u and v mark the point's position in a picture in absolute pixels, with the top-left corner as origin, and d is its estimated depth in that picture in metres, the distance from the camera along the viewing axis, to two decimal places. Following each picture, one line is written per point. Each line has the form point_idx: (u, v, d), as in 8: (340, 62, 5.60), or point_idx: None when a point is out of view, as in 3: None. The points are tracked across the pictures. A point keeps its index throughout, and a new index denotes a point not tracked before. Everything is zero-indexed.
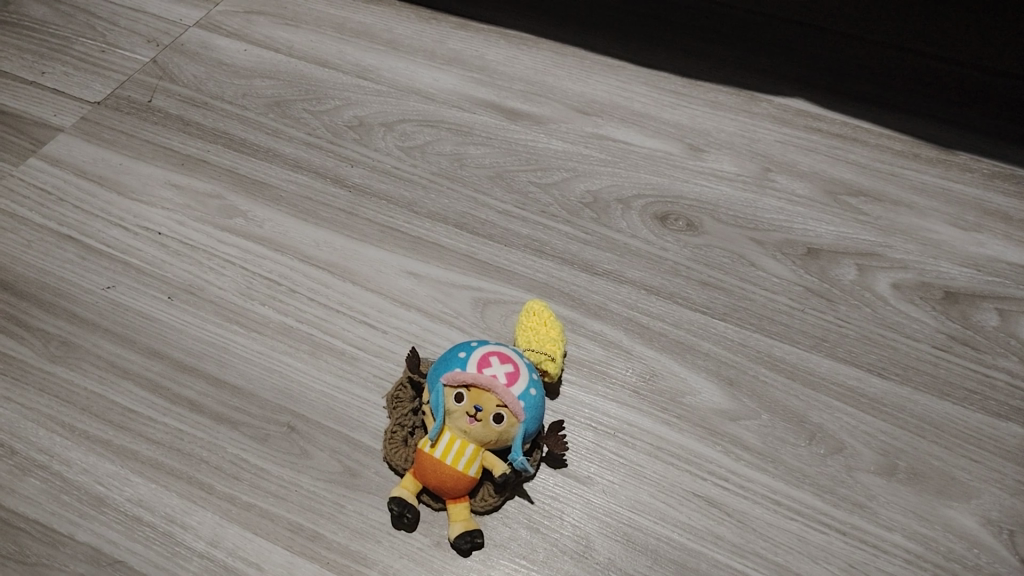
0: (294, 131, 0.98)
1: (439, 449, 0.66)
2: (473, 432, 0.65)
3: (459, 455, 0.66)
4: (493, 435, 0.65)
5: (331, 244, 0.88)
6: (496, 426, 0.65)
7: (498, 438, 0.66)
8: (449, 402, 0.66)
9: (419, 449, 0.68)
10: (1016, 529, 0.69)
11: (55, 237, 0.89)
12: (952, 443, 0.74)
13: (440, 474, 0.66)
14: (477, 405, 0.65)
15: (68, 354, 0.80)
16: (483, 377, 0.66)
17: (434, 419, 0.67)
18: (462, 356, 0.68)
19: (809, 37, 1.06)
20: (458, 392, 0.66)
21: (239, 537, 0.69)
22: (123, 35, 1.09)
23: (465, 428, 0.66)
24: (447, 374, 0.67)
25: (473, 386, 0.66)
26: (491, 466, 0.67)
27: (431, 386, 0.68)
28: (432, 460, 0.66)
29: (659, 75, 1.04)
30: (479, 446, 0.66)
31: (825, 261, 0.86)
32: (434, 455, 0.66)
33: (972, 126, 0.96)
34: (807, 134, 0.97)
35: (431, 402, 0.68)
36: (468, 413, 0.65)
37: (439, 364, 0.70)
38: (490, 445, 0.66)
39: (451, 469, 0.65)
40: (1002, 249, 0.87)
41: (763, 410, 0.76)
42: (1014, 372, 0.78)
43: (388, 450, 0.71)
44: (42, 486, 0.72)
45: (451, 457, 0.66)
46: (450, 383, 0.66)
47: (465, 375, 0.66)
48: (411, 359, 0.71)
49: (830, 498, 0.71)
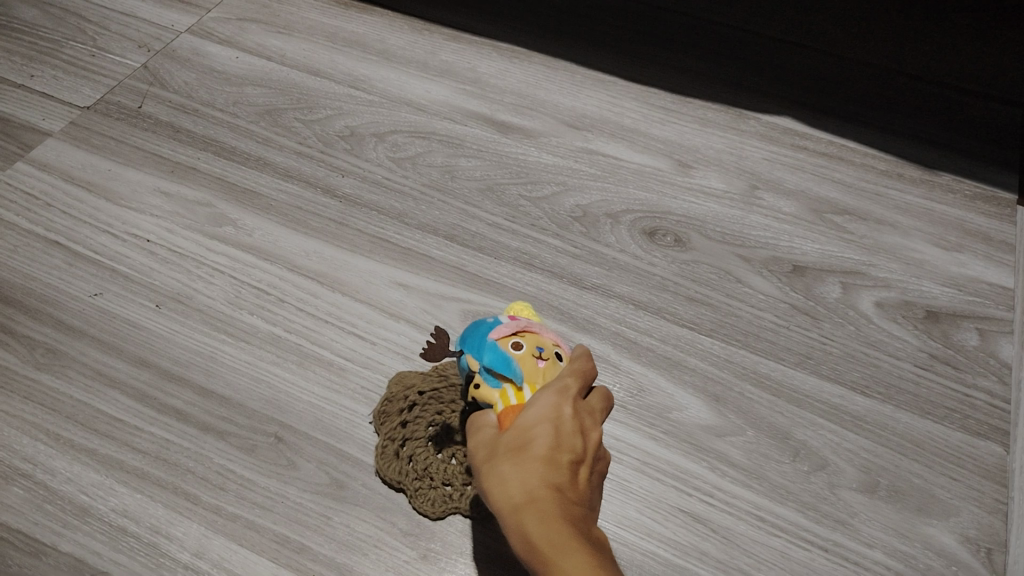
0: (285, 140, 0.98)
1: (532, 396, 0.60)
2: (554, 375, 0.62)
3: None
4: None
5: (321, 254, 0.88)
6: (561, 364, 0.64)
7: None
8: (510, 352, 0.62)
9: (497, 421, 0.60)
10: (995, 547, 0.70)
11: (42, 243, 0.88)
12: (933, 460, 0.75)
13: None
14: (538, 346, 0.63)
15: (54, 362, 0.80)
16: (535, 324, 0.65)
17: (501, 375, 0.61)
18: (492, 317, 0.65)
19: (798, 57, 1.08)
20: (512, 341, 0.63)
21: (225, 548, 0.69)
22: (115, 39, 1.09)
23: (543, 371, 0.62)
24: (495, 330, 0.64)
25: (525, 334, 0.64)
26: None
27: (477, 353, 0.63)
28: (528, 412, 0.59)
29: (649, 91, 1.05)
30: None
31: (811, 278, 0.87)
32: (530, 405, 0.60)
33: (956, 148, 0.98)
34: (794, 152, 0.98)
35: (486, 363, 0.62)
36: (538, 354, 0.63)
37: (463, 340, 0.65)
38: None
39: None
40: (983, 269, 0.88)
41: (749, 426, 0.77)
42: (993, 391, 0.79)
43: (381, 464, 0.73)
44: (26, 495, 0.72)
45: None
46: (501, 337, 0.63)
47: (513, 324, 0.64)
48: (431, 347, 0.66)
49: (814, 514, 0.72)
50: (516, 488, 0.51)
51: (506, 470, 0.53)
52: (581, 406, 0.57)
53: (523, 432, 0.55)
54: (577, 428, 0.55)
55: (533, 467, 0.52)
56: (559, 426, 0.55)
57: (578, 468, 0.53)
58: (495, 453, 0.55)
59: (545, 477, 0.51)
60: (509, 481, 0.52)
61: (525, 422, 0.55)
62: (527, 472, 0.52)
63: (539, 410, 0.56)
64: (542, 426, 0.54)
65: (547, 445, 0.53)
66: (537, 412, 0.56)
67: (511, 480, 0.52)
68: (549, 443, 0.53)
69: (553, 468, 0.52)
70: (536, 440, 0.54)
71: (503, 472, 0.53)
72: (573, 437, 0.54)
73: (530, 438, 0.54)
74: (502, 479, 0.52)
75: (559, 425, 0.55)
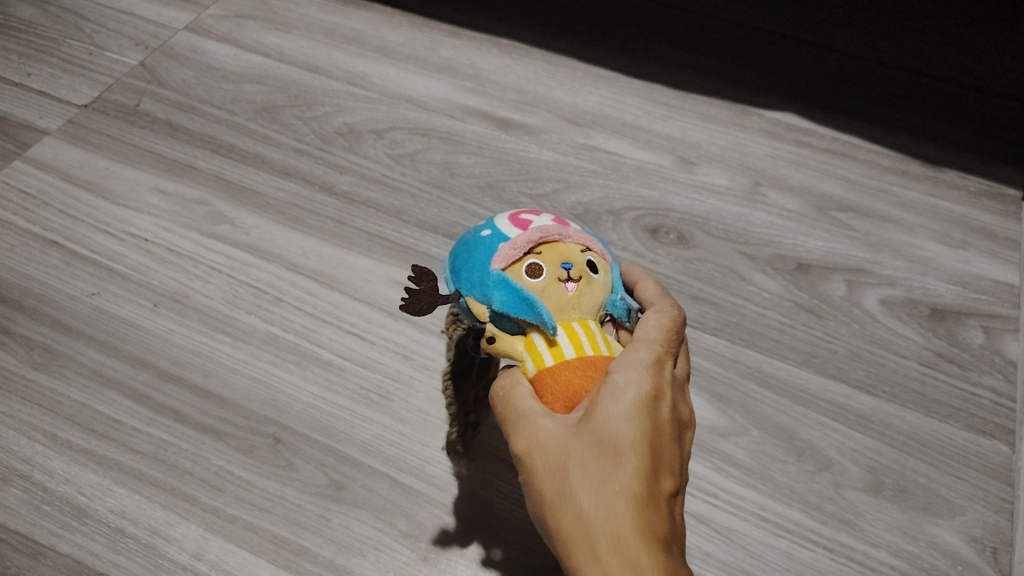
0: (283, 137, 0.97)
1: (564, 341, 0.50)
2: (584, 300, 0.51)
3: (591, 335, 0.50)
4: (600, 291, 0.52)
5: (319, 253, 0.87)
6: (590, 280, 0.52)
7: (603, 293, 0.53)
8: (525, 283, 0.50)
9: (532, 381, 0.50)
10: (1000, 546, 0.70)
11: (39, 242, 0.87)
12: (938, 459, 0.74)
13: (572, 376, 0.49)
14: (557, 266, 0.51)
15: (51, 362, 0.79)
16: (548, 228, 0.52)
17: (519, 316, 0.50)
18: (491, 235, 0.53)
19: (800, 52, 1.07)
20: (524, 265, 0.51)
21: (223, 550, 0.69)
22: (112, 37, 1.08)
23: (570, 300, 0.51)
24: (498, 256, 0.51)
25: (538, 252, 0.52)
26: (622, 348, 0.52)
27: (482, 292, 0.51)
28: (567, 366, 0.49)
29: (650, 87, 1.04)
30: (595, 315, 0.52)
31: (814, 276, 0.86)
32: (567, 357, 0.49)
33: (960, 144, 0.97)
34: (797, 149, 0.97)
35: (497, 304, 0.50)
36: (559, 277, 0.51)
37: (460, 274, 0.53)
38: (593, 317, 0.52)
39: (579, 359, 0.49)
40: (988, 266, 0.87)
41: (752, 426, 0.76)
42: (999, 390, 0.79)
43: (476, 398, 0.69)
44: (23, 497, 0.71)
45: (570, 343, 0.50)
46: (509, 264, 0.51)
47: (522, 240, 0.51)
48: (411, 305, 0.52)
49: (818, 514, 0.71)
50: (604, 531, 0.43)
51: (586, 498, 0.44)
52: (672, 398, 0.48)
53: (607, 443, 0.45)
54: (670, 438, 0.46)
55: (624, 505, 0.43)
56: (651, 440, 0.45)
57: (671, 495, 0.45)
58: (569, 466, 0.45)
59: (641, 518, 0.43)
60: (590, 516, 0.43)
61: (609, 426, 0.45)
62: (618, 511, 0.43)
63: (633, 411, 0.45)
64: (634, 436, 0.45)
65: (641, 469, 0.44)
66: (623, 410, 0.45)
67: (597, 518, 0.43)
68: (644, 467, 0.44)
69: (647, 504, 0.44)
70: (626, 462, 0.44)
71: (583, 501, 0.44)
72: (668, 451, 0.46)
73: (617, 455, 0.44)
74: (584, 512, 0.43)
75: (651, 441, 0.45)
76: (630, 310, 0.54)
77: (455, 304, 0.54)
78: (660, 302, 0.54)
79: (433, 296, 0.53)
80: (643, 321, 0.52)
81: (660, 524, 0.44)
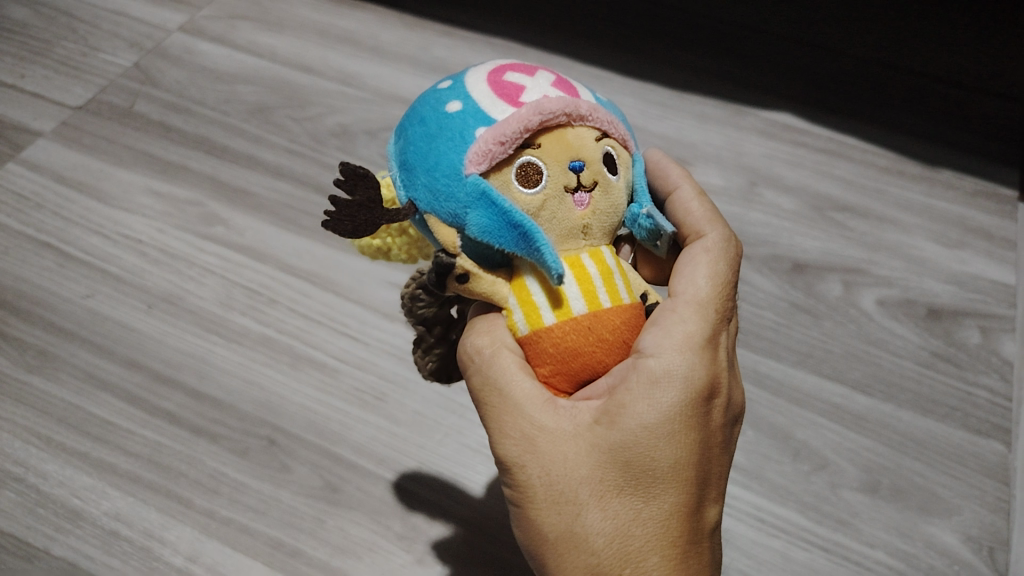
0: (276, 138, 0.96)
1: (569, 290, 0.45)
2: (592, 215, 0.47)
3: (602, 273, 0.46)
4: (611, 200, 0.48)
5: (313, 253, 0.87)
6: (596, 180, 0.46)
7: (614, 198, 0.48)
8: (515, 195, 0.45)
9: (520, 342, 0.47)
10: (997, 546, 0.70)
11: (32, 244, 0.87)
12: (934, 458, 0.74)
13: (576, 340, 0.45)
14: (557, 168, 0.45)
15: (45, 364, 0.79)
16: (547, 107, 0.44)
17: (501, 240, 0.45)
18: (467, 116, 0.45)
19: (795, 52, 1.07)
20: (514, 170, 0.45)
21: (218, 552, 0.69)
22: (106, 39, 1.07)
23: (578, 220, 0.46)
24: (477, 158, 0.44)
25: (534, 148, 0.45)
26: (640, 282, 0.49)
27: (456, 201, 0.45)
28: (574, 329, 0.45)
29: (646, 86, 1.04)
30: (604, 237, 0.48)
31: (811, 276, 0.86)
32: (574, 313, 0.45)
33: (956, 144, 0.97)
34: (793, 148, 0.97)
35: (475, 222, 0.45)
36: (563, 185, 0.46)
37: (421, 167, 0.46)
38: (599, 237, 0.48)
39: (587, 315, 0.45)
40: (984, 266, 0.87)
41: (749, 426, 0.76)
42: (995, 389, 0.79)
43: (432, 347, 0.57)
44: (17, 500, 0.71)
45: (574, 290, 0.45)
46: (495, 170, 0.45)
47: (508, 129, 0.44)
48: (338, 225, 0.47)
49: (815, 514, 0.71)
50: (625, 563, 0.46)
51: (604, 526, 0.46)
52: (713, 395, 0.49)
53: (633, 464, 0.46)
54: (702, 445, 0.48)
55: (643, 540, 0.47)
56: (683, 458, 0.47)
57: (700, 521, 0.49)
58: (585, 488, 0.46)
59: (662, 546, 0.47)
60: (602, 558, 0.46)
61: (636, 447, 0.46)
62: (640, 541, 0.47)
63: (662, 428, 0.46)
64: (661, 455, 0.46)
65: (667, 494, 0.47)
66: (655, 426, 0.46)
67: (615, 550, 0.46)
68: (669, 492, 0.47)
69: (670, 528, 0.47)
70: (655, 494, 0.47)
71: (600, 531, 0.46)
72: (699, 466, 0.48)
73: (644, 477, 0.47)
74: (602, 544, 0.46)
75: (686, 466, 0.47)
76: (655, 229, 0.49)
77: (411, 217, 0.47)
78: (711, 235, 0.53)
79: (373, 208, 0.46)
80: (694, 269, 0.51)
81: (683, 548, 0.48)
